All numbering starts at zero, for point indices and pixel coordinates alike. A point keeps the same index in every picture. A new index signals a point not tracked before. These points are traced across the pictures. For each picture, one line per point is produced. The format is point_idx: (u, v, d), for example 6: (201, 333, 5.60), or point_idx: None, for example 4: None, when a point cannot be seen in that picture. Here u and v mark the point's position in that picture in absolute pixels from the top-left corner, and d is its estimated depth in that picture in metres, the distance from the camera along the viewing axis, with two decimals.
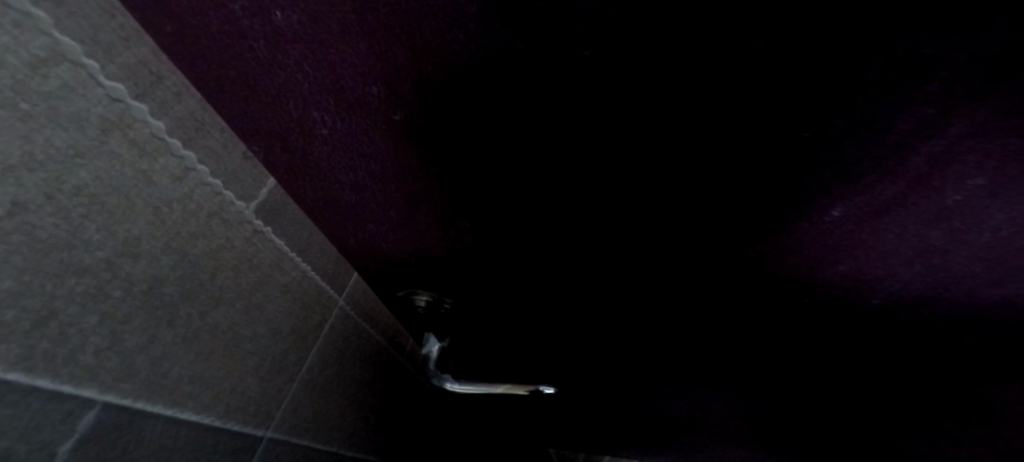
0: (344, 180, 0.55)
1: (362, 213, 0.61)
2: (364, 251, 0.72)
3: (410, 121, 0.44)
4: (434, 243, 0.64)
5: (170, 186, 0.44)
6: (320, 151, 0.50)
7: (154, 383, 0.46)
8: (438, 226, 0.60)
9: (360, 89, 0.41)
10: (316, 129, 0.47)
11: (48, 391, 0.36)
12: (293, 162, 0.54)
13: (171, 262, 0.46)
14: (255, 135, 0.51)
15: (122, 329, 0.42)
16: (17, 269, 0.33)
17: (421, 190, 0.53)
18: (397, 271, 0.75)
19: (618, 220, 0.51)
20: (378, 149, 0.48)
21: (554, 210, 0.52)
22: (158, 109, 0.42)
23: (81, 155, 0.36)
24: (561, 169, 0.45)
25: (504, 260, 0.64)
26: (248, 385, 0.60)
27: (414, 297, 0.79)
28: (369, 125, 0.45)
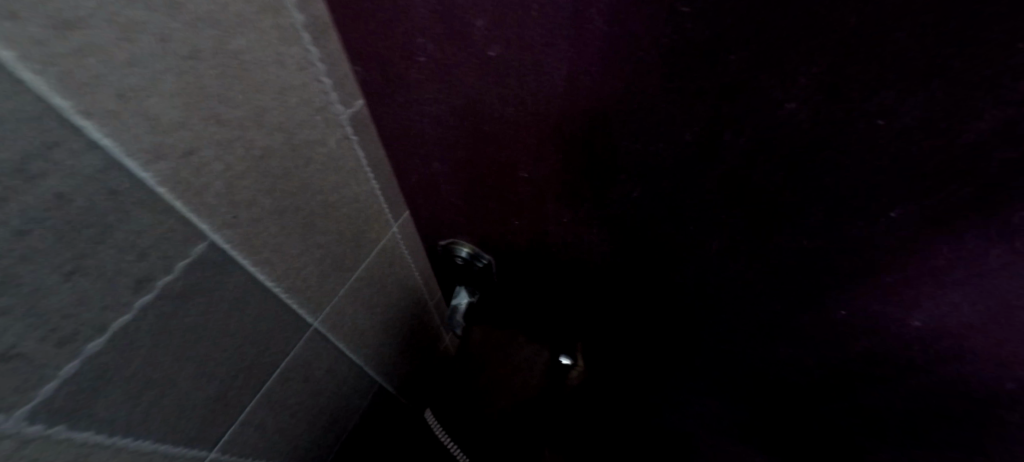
0: (426, 111, 0.58)
1: (432, 149, 0.65)
2: (423, 191, 0.78)
3: (502, 60, 0.46)
4: (490, 190, 0.68)
5: (295, 72, 0.51)
6: (414, 81, 0.54)
7: (249, 239, 0.54)
8: (499, 172, 0.63)
9: (467, 19, 0.44)
10: (416, 56, 0.50)
11: (181, 213, 0.44)
12: (385, 88, 0.58)
13: (281, 140, 0.53)
14: (360, 57, 0.55)
15: (238, 184, 0.49)
16: (183, 104, 0.40)
17: (493, 131, 0.56)
18: (450, 217, 0.81)
19: (674, 196, 0.52)
20: (468, 84, 0.51)
21: (614, 173, 0.54)
22: (301, 4, 0.48)
23: (242, 25, 0.43)
24: (632, 129, 0.47)
25: (550, 218, 0.67)
26: (310, 272, 0.68)
27: (457, 246, 0.87)
28: (464, 58, 0.48)
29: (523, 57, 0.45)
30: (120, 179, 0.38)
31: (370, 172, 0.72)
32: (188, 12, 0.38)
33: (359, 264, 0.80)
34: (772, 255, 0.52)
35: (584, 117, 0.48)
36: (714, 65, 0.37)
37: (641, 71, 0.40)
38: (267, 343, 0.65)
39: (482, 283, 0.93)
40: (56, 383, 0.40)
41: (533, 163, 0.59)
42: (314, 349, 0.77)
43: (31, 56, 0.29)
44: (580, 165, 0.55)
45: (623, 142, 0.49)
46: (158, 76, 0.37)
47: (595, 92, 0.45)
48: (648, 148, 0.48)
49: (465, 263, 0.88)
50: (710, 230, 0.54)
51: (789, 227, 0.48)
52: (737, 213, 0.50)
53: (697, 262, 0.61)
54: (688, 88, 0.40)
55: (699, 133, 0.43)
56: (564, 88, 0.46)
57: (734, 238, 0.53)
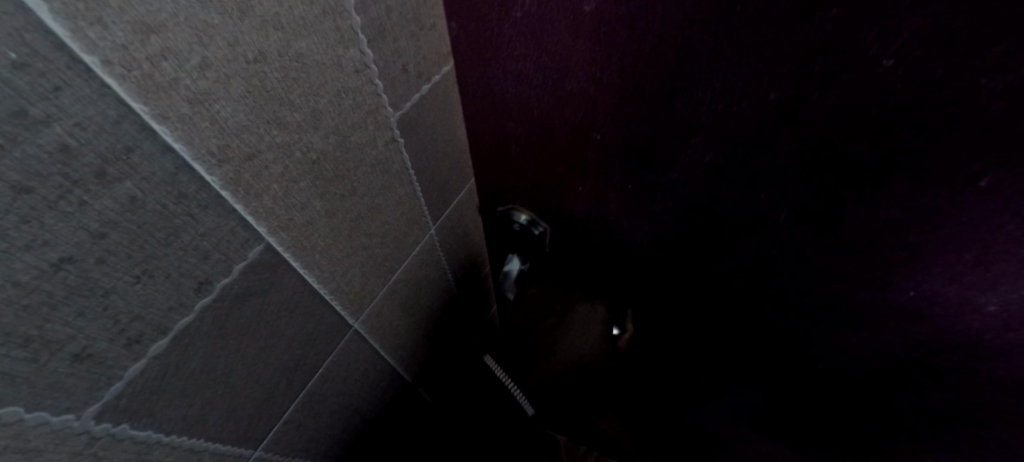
0: (512, 70, 0.65)
1: (511, 109, 0.72)
2: (495, 152, 0.85)
3: (599, 16, 0.52)
4: (558, 150, 0.74)
5: (352, 75, 0.51)
6: (507, 35, 0.61)
7: (300, 242, 0.54)
8: (572, 132, 0.69)
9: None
10: (515, 11, 0.57)
11: (241, 217, 0.44)
12: (479, 42, 0.65)
13: (335, 142, 0.52)
14: (462, 9, 0.62)
15: (294, 186, 0.49)
16: (248, 109, 0.40)
17: (574, 90, 0.62)
18: (513, 182, 0.87)
19: (742, 151, 0.55)
20: (560, 40, 0.57)
21: (684, 128, 0.58)
22: (360, 6, 0.48)
23: (306, 27, 0.42)
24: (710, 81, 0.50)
25: (613, 178, 0.72)
26: (355, 275, 0.68)
27: (514, 214, 0.90)
28: (560, 14, 0.55)
29: (617, 11, 0.51)
30: (188, 182, 0.38)
31: (414, 173, 0.72)
32: (257, 15, 0.37)
33: (399, 265, 0.80)
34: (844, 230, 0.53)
35: (664, 72, 0.53)
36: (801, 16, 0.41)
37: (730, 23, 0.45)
38: (313, 344, 0.65)
39: (534, 252, 0.95)
40: (125, 381, 0.41)
41: (608, 123, 0.64)
42: (353, 350, 0.77)
43: (112, 62, 0.29)
44: (653, 125, 0.60)
45: (699, 101, 0.53)
46: (228, 79, 0.37)
47: (681, 46, 0.50)
48: (723, 100, 0.51)
49: (522, 229, 0.90)
50: (777, 198, 0.57)
51: (863, 195, 0.49)
52: (802, 179, 0.53)
53: (754, 230, 0.63)
54: (776, 45, 0.43)
55: (777, 86, 0.46)
56: (654, 42, 0.51)
57: (798, 208, 0.56)
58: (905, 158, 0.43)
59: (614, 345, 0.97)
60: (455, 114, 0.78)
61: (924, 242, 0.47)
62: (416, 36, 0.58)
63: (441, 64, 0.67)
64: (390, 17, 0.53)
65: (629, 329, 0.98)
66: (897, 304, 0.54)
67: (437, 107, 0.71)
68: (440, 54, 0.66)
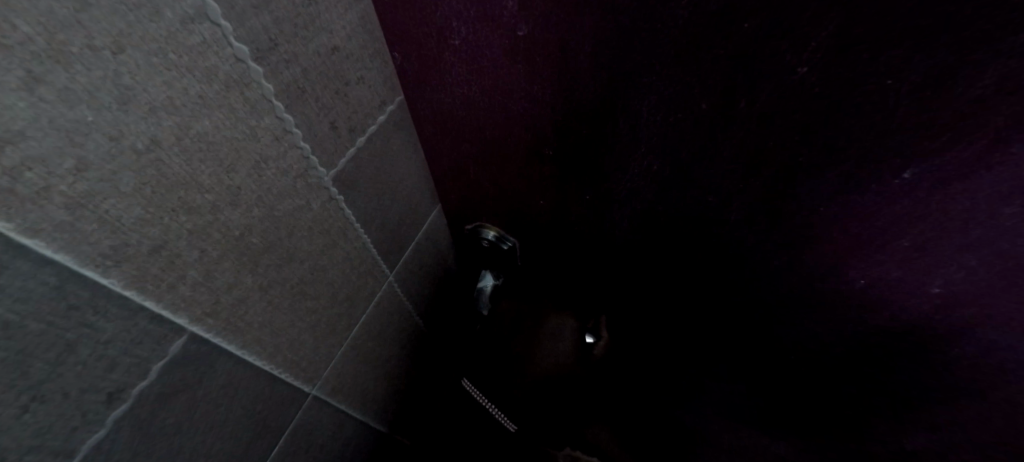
0: (457, 94, 0.63)
1: (461, 132, 0.71)
2: (453, 175, 0.84)
3: (532, 40, 0.51)
4: (514, 169, 0.73)
5: (271, 144, 0.48)
6: (448, 62, 0.59)
7: (232, 323, 0.50)
8: (525, 150, 0.67)
9: (499, 2, 0.48)
10: (451, 39, 0.55)
11: (153, 313, 0.41)
12: (421, 72, 0.63)
13: (261, 214, 0.50)
14: (399, 42, 0.60)
15: (215, 269, 0.46)
16: (146, 200, 0.37)
17: (522, 110, 0.60)
18: (474, 202, 0.87)
19: (691, 156, 0.55)
20: (498, 64, 0.55)
21: (632, 140, 0.58)
22: (271, 73, 0.45)
23: (207, 106, 0.40)
24: (652, 93, 0.50)
25: (569, 193, 0.72)
26: (304, 342, 0.64)
27: (482, 230, 0.93)
28: (494, 38, 0.52)
29: (550, 32, 0.49)
30: (78, 290, 0.34)
31: (359, 227, 0.70)
32: (143, 103, 0.35)
33: (356, 319, 0.77)
34: (793, 226, 0.56)
35: (605, 87, 0.52)
36: (726, 30, 0.41)
37: (662, 38, 0.44)
38: (263, 422, 0.61)
39: (506, 267, 1.01)
40: None
41: (558, 139, 0.63)
42: (313, 417, 0.73)
43: None
44: (602, 139, 0.59)
45: (644, 113, 0.53)
46: (115, 174, 0.34)
47: (619, 62, 0.48)
48: (667, 109, 0.51)
49: (492, 245, 0.94)
50: (728, 198, 0.58)
51: (805, 190, 0.51)
52: (750, 178, 0.54)
53: (712, 228, 0.64)
54: (706, 54, 0.43)
55: (717, 93, 0.47)
56: (592, 60, 0.50)
57: (751, 206, 0.57)
58: (837, 152, 0.45)
59: (587, 352, 0.91)
60: (403, 159, 0.76)
61: (864, 232, 0.50)
62: (342, 92, 0.57)
63: (378, 114, 0.65)
64: (309, 78, 0.51)
65: (604, 336, 0.93)
66: (848, 291, 0.57)
67: (378, 156, 0.69)
68: (377, 104, 0.64)
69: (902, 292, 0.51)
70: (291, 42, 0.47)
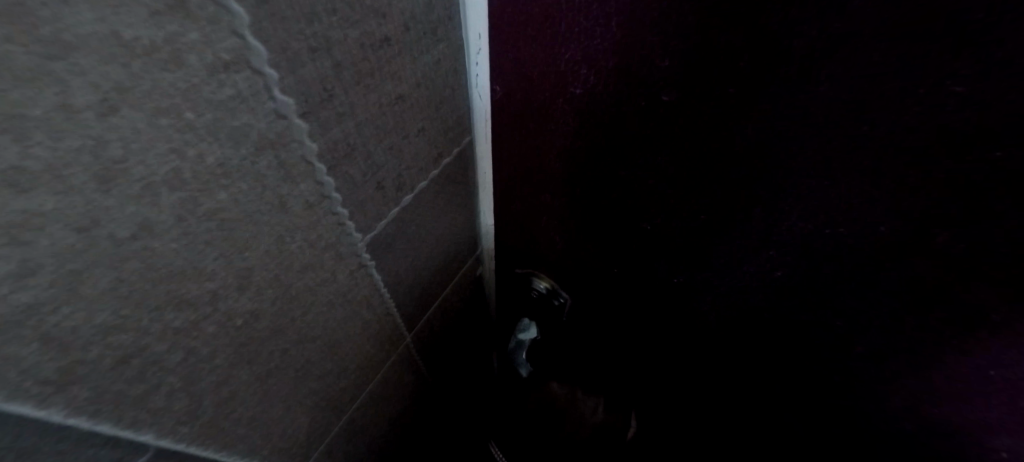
0: (553, 144, 0.53)
1: (542, 185, 0.59)
2: (511, 224, 0.73)
3: (675, 109, 0.40)
4: (592, 235, 0.61)
5: (302, 213, 0.38)
6: (555, 109, 0.49)
7: (214, 426, 0.39)
8: (615, 219, 0.56)
9: (648, 58, 0.38)
10: (570, 87, 0.45)
11: (106, 438, 0.30)
12: (515, 116, 0.53)
13: (275, 295, 0.39)
14: (499, 80, 0.51)
15: (203, 369, 0.35)
16: (120, 301, 0.27)
17: (629, 178, 0.49)
18: (527, 253, 0.76)
19: (841, 282, 0.43)
20: (616, 124, 0.45)
21: (765, 245, 0.45)
22: (319, 130, 0.35)
23: (230, 174, 0.30)
24: (816, 205, 0.38)
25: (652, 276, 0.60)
26: (298, 427, 0.53)
27: (534, 279, 0.78)
28: (625, 98, 0.42)
29: (699, 109, 0.38)
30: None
31: (385, 291, 0.59)
32: (138, 177, 0.25)
33: (362, 390, 0.66)
34: (940, 395, 0.43)
35: (750, 184, 0.41)
36: (971, 158, 0.29)
37: (864, 144, 0.32)
38: None
39: (551, 321, 0.84)
40: None
41: (659, 216, 0.51)
42: None
43: None
44: (717, 230, 0.47)
45: (789, 217, 0.41)
46: (77, 275, 0.24)
47: (787, 158, 0.37)
48: (832, 226, 0.39)
49: (541, 297, 0.79)
50: (862, 336, 0.45)
51: (983, 364, 0.38)
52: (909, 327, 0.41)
53: (825, 358, 0.51)
54: (917, 184, 0.32)
55: (914, 228, 0.34)
56: (746, 147, 0.38)
57: (892, 352, 0.44)
58: None
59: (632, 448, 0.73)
60: (448, 210, 0.66)
61: None
62: (398, 146, 0.46)
63: (432, 168, 0.55)
64: (363, 133, 0.40)
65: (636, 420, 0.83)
66: None
67: (422, 212, 0.59)
68: (433, 156, 0.54)
69: None
70: (350, 92, 0.36)
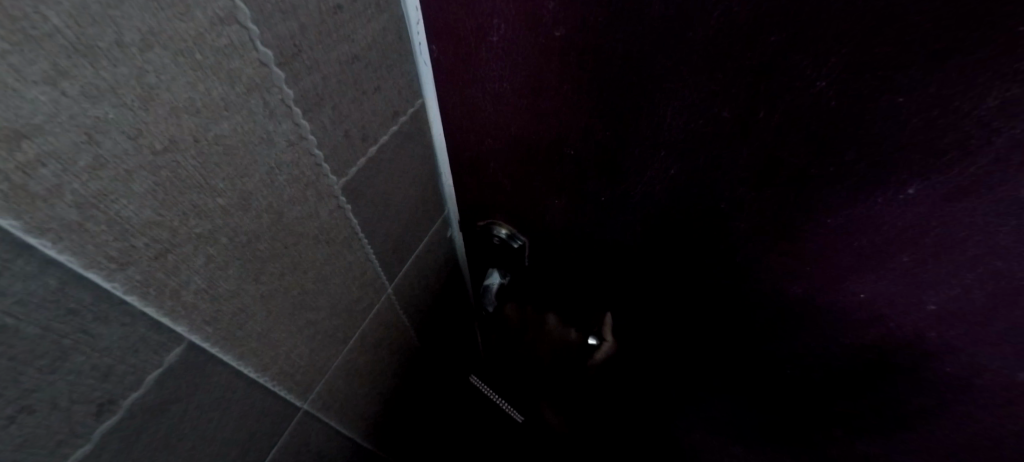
0: (487, 91, 0.63)
1: (485, 131, 0.70)
2: (467, 178, 0.83)
3: (570, 44, 0.51)
4: (533, 171, 0.73)
5: (286, 150, 0.47)
6: (483, 60, 0.59)
7: (232, 333, 0.48)
8: (547, 150, 0.67)
9: (541, 3, 0.49)
10: (489, 36, 0.56)
11: (152, 321, 0.39)
12: (453, 72, 0.63)
13: (270, 220, 0.48)
14: (436, 42, 0.61)
15: (219, 276, 0.44)
16: (158, 202, 0.36)
17: (550, 110, 0.61)
18: (485, 203, 0.86)
19: (713, 167, 0.56)
20: (531, 65, 0.56)
21: (657, 148, 0.57)
22: (292, 79, 0.45)
23: (229, 108, 0.39)
24: (681, 104, 0.51)
25: (586, 199, 0.72)
26: (300, 354, 0.62)
27: (494, 227, 0.89)
28: (532, 39, 0.53)
29: (585, 38, 0.50)
30: (79, 295, 0.32)
31: (363, 237, 0.68)
32: (166, 102, 0.34)
33: (353, 332, 0.75)
34: (799, 240, 0.57)
35: (633, 94, 0.53)
36: (761, 42, 0.42)
37: (698, 47, 0.45)
38: (250, 438, 0.58)
39: (513, 266, 0.96)
40: None
41: (579, 140, 0.63)
42: (302, 433, 0.70)
43: None
44: (622, 142, 0.59)
45: (665, 119, 0.53)
46: (129, 174, 0.33)
47: (652, 69, 0.49)
48: (696, 120, 0.51)
49: (502, 243, 0.90)
50: (740, 209, 0.59)
51: (814, 203, 0.52)
52: (764, 190, 0.55)
53: (722, 238, 0.65)
54: (733, 71, 0.45)
55: (743, 108, 0.48)
56: (624, 65, 0.50)
57: (762, 215, 0.58)
58: (844, 170, 0.47)
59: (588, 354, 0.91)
60: (411, 167, 0.76)
61: (863, 248, 0.53)
62: (358, 100, 0.56)
63: (391, 124, 0.65)
64: (328, 85, 0.50)
65: (607, 340, 0.91)
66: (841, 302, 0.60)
67: (388, 166, 0.68)
68: (390, 113, 0.64)
69: (889, 304, 0.56)
70: (314, 49, 0.46)
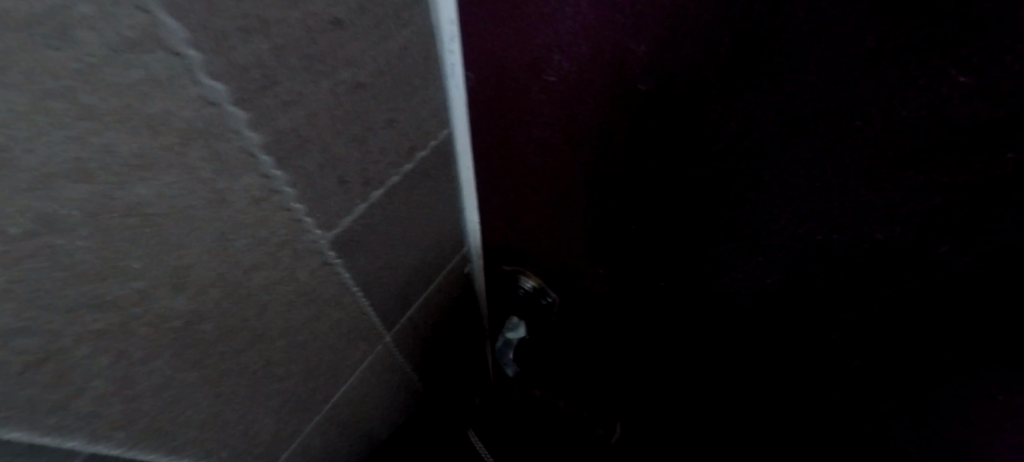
0: (533, 135, 0.49)
1: (526, 177, 0.56)
2: (497, 220, 0.69)
3: (655, 98, 0.36)
4: (579, 233, 0.58)
5: (248, 209, 0.35)
6: (532, 100, 0.45)
7: (158, 429, 0.38)
8: (599, 215, 0.52)
9: (624, 42, 0.35)
10: (544, 73, 0.41)
11: (22, 444, 0.28)
12: (492, 106, 0.49)
13: (221, 294, 0.37)
14: (473, 66, 0.47)
15: (137, 372, 0.33)
16: (20, 304, 0.24)
17: (612, 174, 0.46)
18: (513, 249, 0.72)
19: (846, 296, 0.38)
20: (597, 115, 0.41)
21: (756, 250, 0.41)
22: (260, 120, 0.32)
23: (151, 168, 0.27)
24: (811, 210, 0.34)
25: (639, 278, 0.57)
26: (262, 427, 0.51)
27: (521, 278, 0.75)
28: (602, 86, 0.39)
29: (680, 98, 0.35)
30: None
31: (357, 290, 0.56)
32: (29, 168, 0.22)
33: (337, 390, 0.64)
34: None
35: (737, 181, 0.37)
36: (994, 160, 0.24)
37: (868, 139, 0.28)
38: None
39: (538, 322, 0.81)
40: None
41: (645, 214, 0.47)
42: None
43: None
44: (705, 228, 0.43)
45: (779, 223, 0.37)
46: None
47: (774, 156, 0.33)
48: (831, 235, 0.35)
49: (528, 296, 0.76)
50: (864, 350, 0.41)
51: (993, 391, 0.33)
52: (911, 346, 0.36)
53: None
54: (918, 186, 0.28)
55: (915, 238, 0.31)
56: (731, 143, 0.35)
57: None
58: None
59: None
60: (428, 206, 0.63)
61: None
62: (362, 137, 0.43)
63: (404, 162, 0.52)
64: (318, 122, 0.37)
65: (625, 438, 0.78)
66: None
67: (396, 209, 0.56)
68: (405, 150, 0.51)
69: None
70: (295, 78, 0.33)
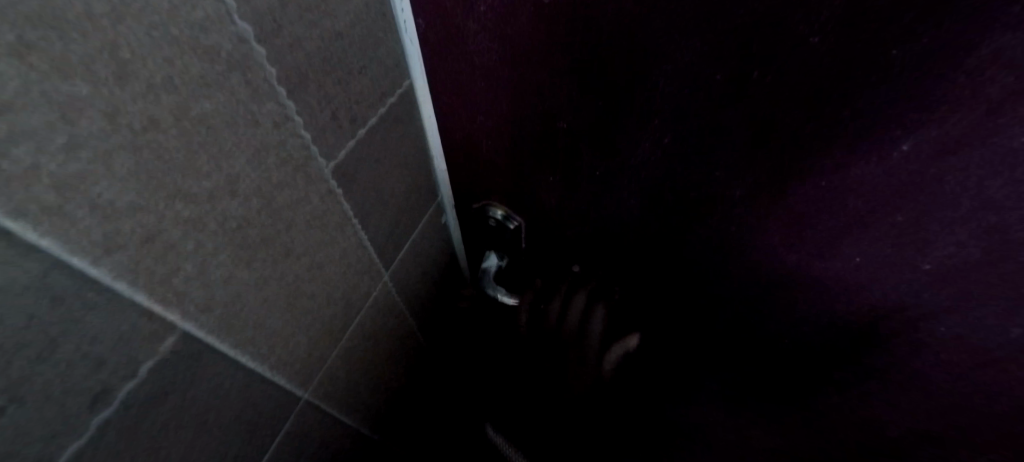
0: (477, 65, 0.62)
1: (477, 106, 0.68)
2: (460, 158, 0.82)
3: (559, 7, 0.50)
4: (529, 147, 0.71)
5: (271, 131, 0.46)
6: (471, 31, 0.58)
7: (226, 321, 0.47)
8: (539, 124, 0.66)
9: None
10: (476, 6, 0.54)
11: (142, 309, 0.38)
12: (441, 47, 0.62)
13: (260, 204, 0.47)
14: (422, 15, 0.59)
15: (210, 263, 0.43)
16: (140, 185, 0.35)
17: (541, 82, 0.60)
18: (478, 183, 0.85)
19: (711, 133, 0.55)
20: (522, 32, 0.54)
21: (651, 116, 0.57)
22: (274, 57, 0.43)
23: (209, 87, 0.38)
24: (675, 69, 0.50)
25: (579, 174, 0.72)
26: (299, 343, 0.61)
27: (490, 209, 0.89)
28: (520, 6, 0.52)
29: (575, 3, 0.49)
30: (65, 284, 0.32)
31: (357, 223, 0.67)
32: (143, 80, 0.33)
33: (352, 320, 0.74)
34: (794, 204, 0.57)
35: (626, 61, 0.52)
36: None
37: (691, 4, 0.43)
38: (252, 427, 0.58)
39: (510, 247, 0.97)
40: None
41: (572, 112, 0.62)
42: (304, 422, 0.70)
43: None
44: (614, 111, 0.58)
45: (659, 87, 0.53)
46: (109, 156, 0.32)
47: (643, 32, 0.48)
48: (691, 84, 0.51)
49: (498, 224, 0.90)
50: (735, 177, 0.59)
51: (804, 167, 0.52)
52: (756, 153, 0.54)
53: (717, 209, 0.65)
54: (727, 30, 0.44)
55: (735, 70, 0.47)
56: (615, 31, 0.49)
57: (757, 182, 0.58)
58: (840, 127, 0.47)
59: None
60: (402, 151, 0.74)
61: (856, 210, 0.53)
62: (343, 80, 0.55)
63: (378, 106, 0.63)
64: (311, 63, 0.48)
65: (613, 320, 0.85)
66: (845, 268, 0.60)
67: (378, 150, 0.67)
68: (378, 96, 0.62)
69: (879, 265, 0.57)
70: (295, 24, 0.45)
